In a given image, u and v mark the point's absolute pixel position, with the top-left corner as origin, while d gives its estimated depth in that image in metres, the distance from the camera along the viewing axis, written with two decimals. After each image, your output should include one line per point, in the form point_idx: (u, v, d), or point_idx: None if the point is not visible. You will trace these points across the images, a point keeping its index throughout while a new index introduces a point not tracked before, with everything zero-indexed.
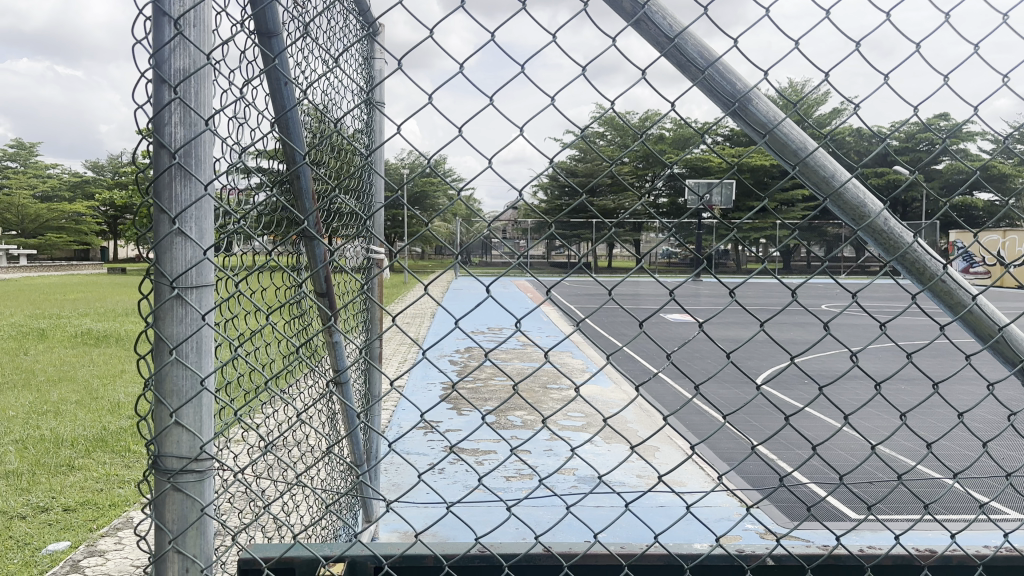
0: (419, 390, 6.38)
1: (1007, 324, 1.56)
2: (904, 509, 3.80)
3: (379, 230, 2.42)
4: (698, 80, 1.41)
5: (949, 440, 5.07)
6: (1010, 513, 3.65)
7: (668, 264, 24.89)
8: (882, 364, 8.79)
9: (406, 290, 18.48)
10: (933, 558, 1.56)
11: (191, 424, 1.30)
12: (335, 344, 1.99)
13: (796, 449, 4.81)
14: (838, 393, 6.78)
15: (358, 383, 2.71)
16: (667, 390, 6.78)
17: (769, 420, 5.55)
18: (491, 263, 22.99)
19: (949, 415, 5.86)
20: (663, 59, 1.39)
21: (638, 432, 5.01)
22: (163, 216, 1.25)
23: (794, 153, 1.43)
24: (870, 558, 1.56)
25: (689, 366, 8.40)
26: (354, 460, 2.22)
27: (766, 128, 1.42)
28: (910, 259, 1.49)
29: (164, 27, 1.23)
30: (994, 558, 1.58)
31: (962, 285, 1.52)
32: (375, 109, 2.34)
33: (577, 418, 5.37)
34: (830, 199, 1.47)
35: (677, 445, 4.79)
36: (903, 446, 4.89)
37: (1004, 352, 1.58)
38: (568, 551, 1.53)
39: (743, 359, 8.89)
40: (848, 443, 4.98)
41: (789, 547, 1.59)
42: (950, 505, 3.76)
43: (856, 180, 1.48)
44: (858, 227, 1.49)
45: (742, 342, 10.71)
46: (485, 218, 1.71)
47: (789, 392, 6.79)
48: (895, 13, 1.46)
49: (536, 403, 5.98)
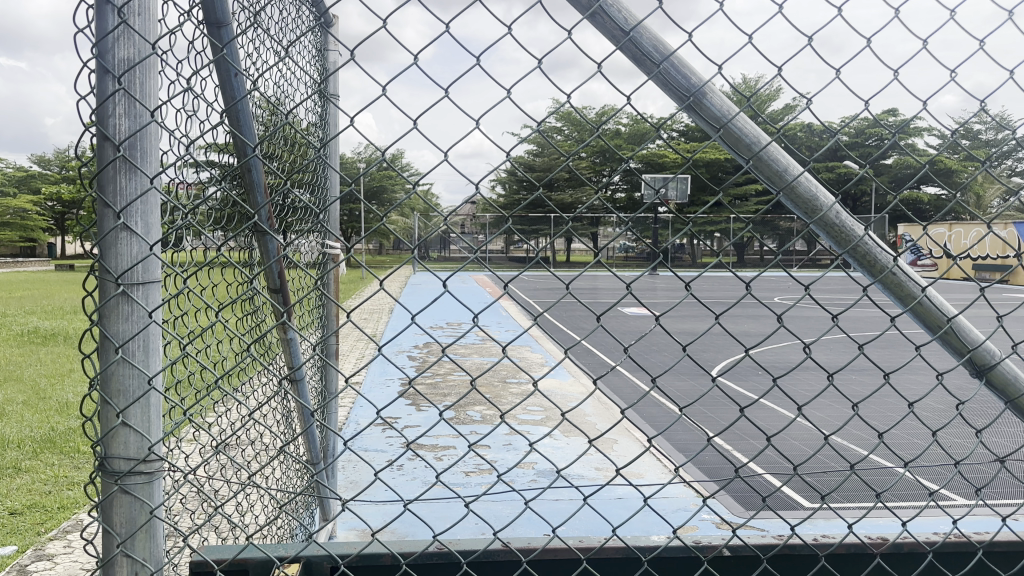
0: (377, 386, 6.35)
1: (955, 315, 1.58)
2: (857, 497, 3.92)
3: (334, 224, 2.38)
4: (654, 73, 1.41)
5: (898, 428, 5.23)
6: (957, 499, 3.78)
7: (625, 258, 25.13)
8: (834, 355, 9.01)
9: (364, 286, 18.38)
10: (884, 546, 1.59)
11: (138, 425, 1.25)
12: (289, 341, 1.94)
13: (751, 440, 4.91)
14: (792, 385, 6.94)
15: (313, 381, 2.67)
16: (625, 383, 6.86)
17: (725, 411, 5.66)
18: (449, 257, 22.90)
19: (899, 404, 6.04)
20: (619, 53, 1.39)
21: (596, 425, 5.06)
22: (108, 210, 1.20)
23: (748, 147, 1.45)
24: (824, 547, 1.58)
25: (646, 359, 8.51)
26: (310, 457, 2.19)
27: (721, 123, 1.44)
28: (860, 251, 1.52)
29: (107, 15, 1.18)
30: (942, 543, 1.61)
31: (911, 277, 1.55)
32: (330, 101, 2.31)
33: (536, 411, 5.40)
34: (782, 193, 1.49)
35: (634, 437, 4.85)
36: (855, 436, 5.02)
37: (952, 343, 1.60)
38: (527, 545, 1.53)
39: (700, 351, 9.06)
40: (801, 433, 5.11)
41: (744, 537, 1.60)
42: (901, 493, 3.88)
43: (808, 174, 1.50)
44: (810, 221, 1.51)
45: (697, 335, 10.86)
46: (443, 211, 1.72)
47: (744, 384, 6.94)
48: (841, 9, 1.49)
49: (495, 397, 6.00)
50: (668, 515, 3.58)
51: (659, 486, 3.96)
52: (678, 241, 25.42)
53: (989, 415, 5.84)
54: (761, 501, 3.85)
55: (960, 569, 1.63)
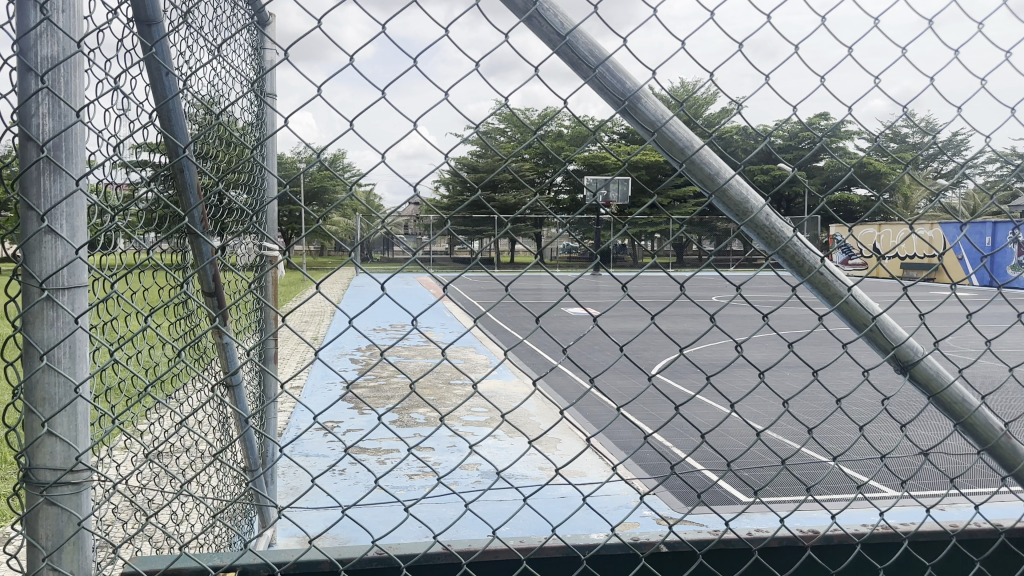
0: (318, 390, 6.27)
1: (880, 314, 1.63)
2: (789, 491, 4.03)
3: (272, 225, 2.34)
4: (590, 77, 1.43)
5: (828, 423, 5.41)
6: (884, 491, 3.92)
7: (567, 259, 25.36)
8: (768, 353, 9.27)
9: (304, 288, 18.11)
10: (815, 538, 1.62)
11: (65, 434, 1.21)
12: (224, 345, 1.90)
13: (690, 436, 5.02)
14: (728, 381, 7.11)
15: (251, 385, 2.62)
16: (567, 382, 6.92)
17: (664, 409, 5.76)
18: (390, 259, 22.75)
19: (829, 399, 6.25)
20: (555, 56, 1.41)
21: (539, 425, 5.10)
22: (31, 213, 1.16)
23: (681, 150, 1.48)
24: (757, 541, 1.62)
25: (588, 358, 8.62)
26: (248, 464, 2.14)
27: (655, 127, 1.47)
28: (789, 252, 1.56)
29: (29, 11, 1.14)
30: (871, 535, 1.64)
31: (838, 277, 1.59)
32: (267, 101, 2.27)
33: (478, 412, 5.41)
34: (715, 196, 1.53)
35: (576, 436, 4.90)
36: (788, 430, 5.17)
37: (878, 341, 1.63)
38: (468, 547, 1.53)
39: (640, 350, 9.21)
40: (737, 429, 5.24)
41: (680, 533, 1.63)
42: (832, 485, 4.00)
43: (738, 177, 1.54)
44: (741, 223, 1.55)
45: (635, 335, 11.02)
46: (382, 213, 1.71)
47: (682, 381, 7.08)
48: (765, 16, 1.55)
49: (438, 399, 5.99)
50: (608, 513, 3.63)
51: (599, 484, 4.01)
52: (619, 242, 25.76)
53: (912, 409, 6.08)
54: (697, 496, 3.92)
55: (887, 559, 1.67)
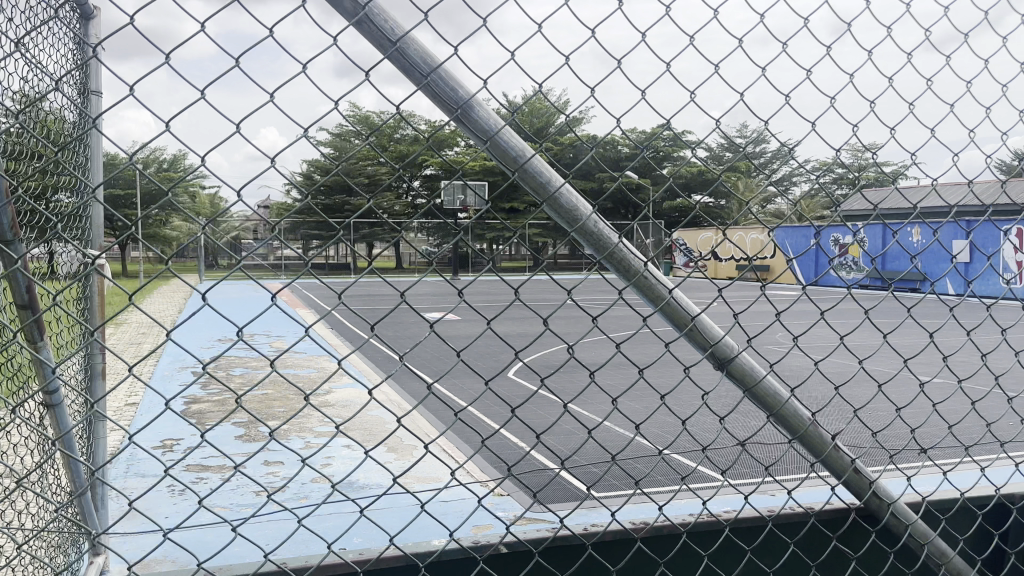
0: (158, 407, 5.92)
1: (698, 314, 1.72)
2: (618, 486, 4.19)
3: (99, 230, 2.18)
4: (422, 85, 1.43)
5: (671, 416, 5.71)
6: (704, 482, 4.15)
7: (424, 263, 25.32)
8: (618, 352, 9.66)
9: (141, 299, 17.00)
10: (645, 530, 1.69)
11: None
12: (40, 363, 1.74)
13: (544, 436, 5.13)
14: (579, 380, 7.35)
15: (77, 404, 2.43)
16: (424, 389, 6.92)
17: (519, 410, 5.87)
18: (238, 265, 21.85)
19: (672, 394, 6.61)
20: (385, 62, 1.40)
21: (393, 432, 5.06)
22: None
23: (514, 159, 1.52)
24: (592, 536, 1.66)
25: (446, 363, 8.65)
26: (73, 489, 1.98)
27: (488, 136, 1.49)
28: (616, 258, 1.63)
29: None
30: (695, 524, 1.71)
31: (660, 280, 1.68)
32: (91, 98, 2.12)
33: (331, 423, 5.29)
34: (547, 203, 1.57)
35: (431, 441, 4.90)
36: (634, 425, 5.40)
37: (698, 340, 1.73)
38: (302, 565, 1.48)
39: (496, 354, 9.35)
40: (587, 426, 5.41)
41: (518, 533, 1.66)
42: (656, 479, 4.20)
43: (568, 186, 1.59)
44: (571, 229, 1.61)
45: (473, 340, 11.09)
46: (215, 218, 1.65)
47: (537, 382, 7.25)
48: (601, 22, 1.60)
49: (289, 411, 5.81)
50: (447, 519, 3.63)
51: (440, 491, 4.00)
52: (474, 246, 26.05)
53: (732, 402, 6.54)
54: (533, 494, 4.01)
55: (710, 546, 1.74)
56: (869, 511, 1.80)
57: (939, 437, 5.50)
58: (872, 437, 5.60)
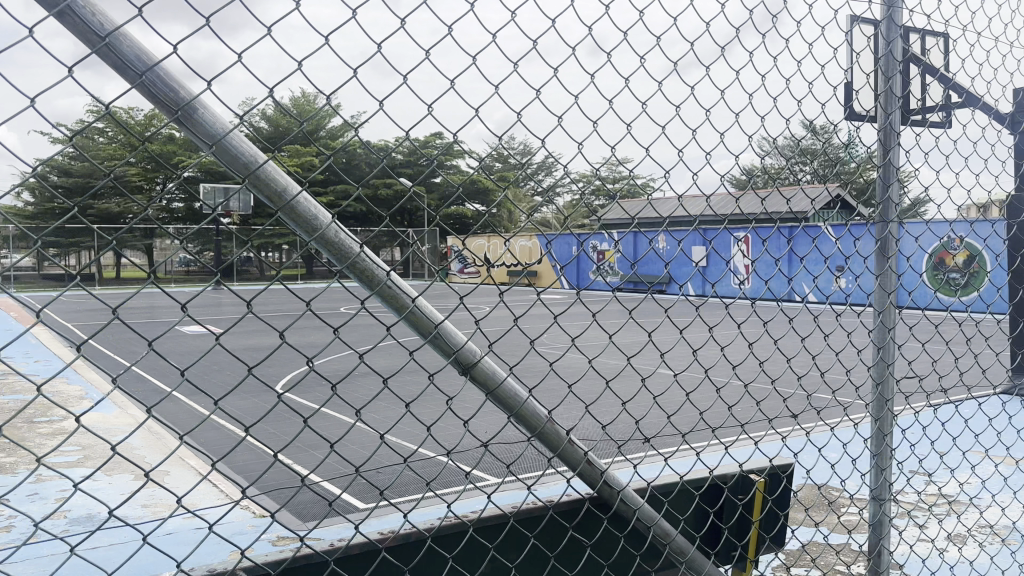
0: None
1: (440, 321, 1.74)
2: (362, 497, 4.16)
3: None
4: (136, 82, 1.33)
5: (447, 422, 5.79)
6: (447, 488, 4.21)
7: (190, 272, 23.73)
8: (397, 360, 9.66)
9: None
10: (390, 540, 1.67)
11: None
12: None
13: (316, 451, 4.98)
14: (356, 390, 7.25)
15: None
16: (187, 409, 6.46)
17: (292, 425, 5.67)
18: None
19: (449, 400, 6.71)
20: (94, 57, 1.28)
21: (148, 459, 4.67)
22: None
23: (244, 165, 1.44)
24: (333, 551, 1.61)
25: (214, 379, 8.16)
26: None
27: (214, 139, 1.40)
28: (358, 266, 1.60)
29: None
30: (438, 528, 1.73)
31: (403, 288, 1.68)
32: None
33: (73, 453, 4.78)
34: (283, 212, 1.51)
35: (191, 466, 4.58)
36: (408, 433, 5.41)
37: (441, 347, 1.74)
38: None
39: (269, 367, 8.97)
40: (362, 437, 5.34)
41: (254, 556, 1.58)
42: (399, 489, 4.21)
43: (307, 194, 1.54)
44: (310, 239, 1.55)
45: (213, 354, 10.39)
46: None
47: (311, 395, 7.04)
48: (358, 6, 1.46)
49: (21, 442, 5.17)
50: (167, 547, 3.43)
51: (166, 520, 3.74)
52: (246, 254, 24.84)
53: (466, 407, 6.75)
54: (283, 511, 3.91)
55: (454, 549, 1.76)
56: (601, 499, 1.91)
57: (655, 427, 6.11)
58: (602, 430, 6.08)
